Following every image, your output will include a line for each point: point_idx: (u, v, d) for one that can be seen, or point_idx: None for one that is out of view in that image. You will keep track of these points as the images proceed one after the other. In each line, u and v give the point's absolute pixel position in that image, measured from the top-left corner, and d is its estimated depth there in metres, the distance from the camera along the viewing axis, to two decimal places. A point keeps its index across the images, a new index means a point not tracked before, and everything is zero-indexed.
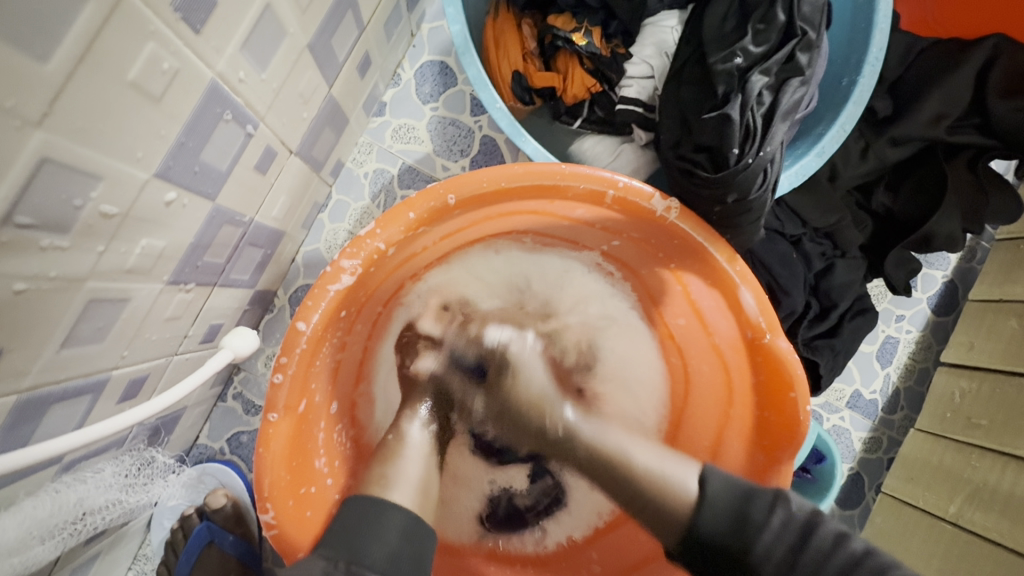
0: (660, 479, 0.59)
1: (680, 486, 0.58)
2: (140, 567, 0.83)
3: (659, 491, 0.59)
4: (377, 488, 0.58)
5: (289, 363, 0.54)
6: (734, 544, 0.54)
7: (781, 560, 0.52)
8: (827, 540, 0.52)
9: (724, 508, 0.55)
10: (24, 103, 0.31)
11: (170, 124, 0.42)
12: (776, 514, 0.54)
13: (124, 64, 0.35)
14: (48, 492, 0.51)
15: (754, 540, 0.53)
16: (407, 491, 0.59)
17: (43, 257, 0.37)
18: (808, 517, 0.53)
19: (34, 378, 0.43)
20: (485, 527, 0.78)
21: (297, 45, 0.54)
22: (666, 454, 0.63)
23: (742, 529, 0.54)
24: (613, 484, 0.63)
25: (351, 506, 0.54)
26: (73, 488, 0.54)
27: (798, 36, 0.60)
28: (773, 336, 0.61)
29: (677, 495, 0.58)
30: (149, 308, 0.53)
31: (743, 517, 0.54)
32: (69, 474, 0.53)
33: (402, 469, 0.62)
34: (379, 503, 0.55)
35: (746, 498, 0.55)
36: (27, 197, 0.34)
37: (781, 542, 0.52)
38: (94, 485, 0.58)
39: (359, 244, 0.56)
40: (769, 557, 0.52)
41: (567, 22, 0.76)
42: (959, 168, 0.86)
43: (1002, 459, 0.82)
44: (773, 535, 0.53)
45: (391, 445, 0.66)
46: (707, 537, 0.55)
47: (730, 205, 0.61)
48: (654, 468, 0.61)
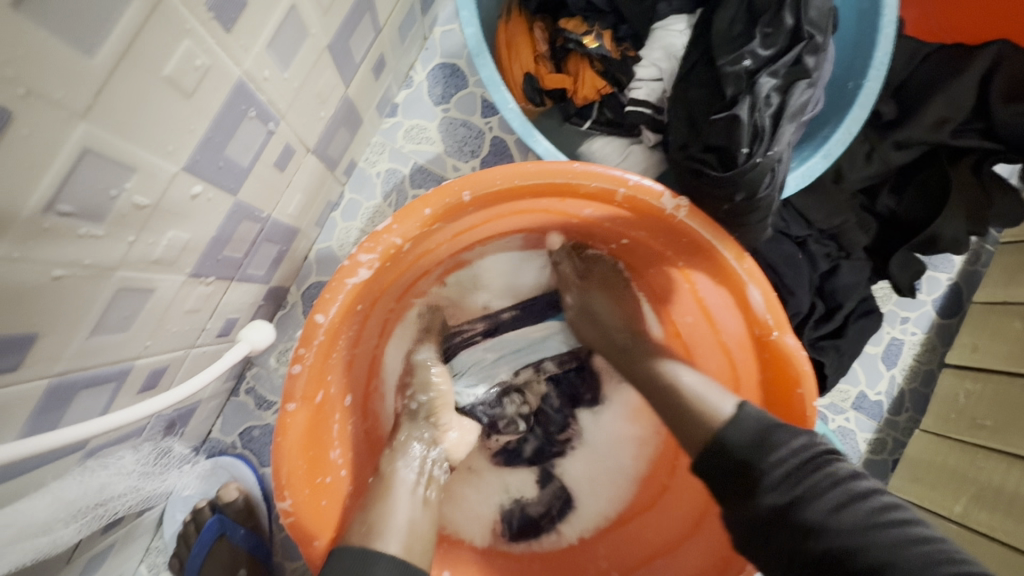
0: (698, 398, 0.61)
1: (715, 406, 0.60)
2: (152, 560, 0.84)
3: (695, 405, 0.61)
4: (361, 535, 0.54)
5: (307, 354, 0.56)
6: (750, 457, 0.54)
7: (785, 473, 0.52)
8: (836, 478, 0.50)
9: (750, 426, 0.56)
10: (71, 96, 0.32)
11: (199, 119, 0.43)
12: (798, 438, 0.54)
13: (161, 59, 0.37)
14: (73, 476, 0.52)
15: (765, 456, 0.53)
16: (397, 538, 0.55)
17: (78, 246, 0.39)
18: (826, 456, 0.52)
19: (65, 363, 0.44)
20: (501, 534, 0.77)
21: (318, 46, 0.55)
22: (710, 380, 0.63)
23: (762, 447, 0.54)
24: (660, 402, 0.66)
25: (332, 563, 0.51)
26: (96, 474, 0.55)
27: (805, 40, 0.61)
28: (781, 333, 0.61)
29: (710, 413, 0.59)
30: (172, 299, 0.54)
31: (766, 436, 0.54)
32: (92, 459, 0.54)
33: (391, 515, 0.57)
34: (369, 560, 0.51)
35: (775, 423, 0.55)
36: (67, 186, 0.35)
37: (793, 461, 0.52)
38: (115, 472, 0.59)
39: (376, 239, 0.57)
40: (777, 476, 0.52)
41: (578, 26, 0.78)
42: (963, 171, 0.87)
43: (1006, 458, 0.82)
44: (787, 455, 0.53)
45: (376, 486, 0.61)
46: (726, 448, 0.56)
47: (738, 204, 0.62)
48: (695, 388, 0.63)
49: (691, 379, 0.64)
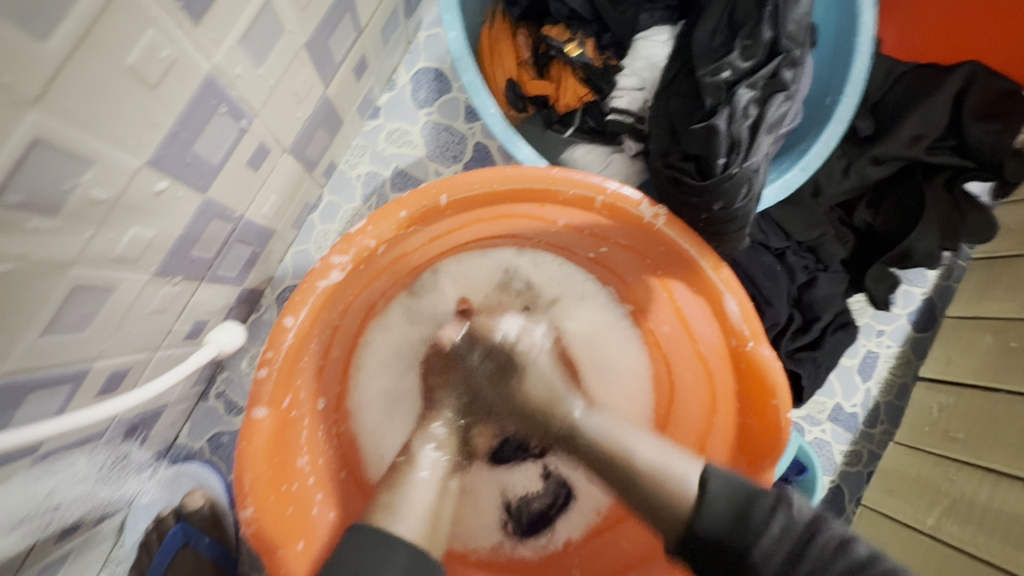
0: (660, 473, 0.57)
1: (680, 483, 0.56)
2: (111, 571, 0.80)
3: (659, 485, 0.56)
4: (383, 518, 0.53)
5: (275, 358, 0.54)
6: (735, 543, 0.50)
7: (783, 556, 0.48)
8: (827, 551, 0.47)
9: (725, 505, 0.51)
10: (19, 81, 0.30)
11: (165, 113, 0.42)
12: (778, 516, 0.50)
13: (122, 49, 0.35)
14: (20, 481, 0.49)
15: (753, 540, 0.49)
16: (413, 523, 0.54)
17: (28, 239, 0.37)
18: (815, 521, 0.49)
19: (13, 363, 0.42)
20: (512, 533, 0.77)
21: (294, 43, 0.54)
22: (667, 450, 0.61)
23: (743, 529, 0.50)
24: (612, 478, 0.61)
25: (353, 539, 0.50)
26: (45, 480, 0.52)
27: (783, 53, 0.62)
28: (756, 344, 0.62)
29: (676, 491, 0.55)
30: (134, 300, 0.52)
31: (745, 519, 0.50)
32: (41, 466, 0.51)
33: (412, 498, 0.58)
34: (387, 539, 0.50)
35: (748, 494, 0.51)
36: (16, 177, 0.33)
37: (785, 542, 0.48)
38: (67, 478, 0.56)
39: (349, 240, 0.56)
40: (768, 562, 0.48)
41: (561, 33, 0.78)
42: (936, 188, 0.88)
43: (978, 471, 0.83)
44: (771, 535, 0.49)
45: (400, 470, 0.62)
46: (706, 537, 0.51)
47: (716, 213, 0.62)
48: (655, 461, 0.59)
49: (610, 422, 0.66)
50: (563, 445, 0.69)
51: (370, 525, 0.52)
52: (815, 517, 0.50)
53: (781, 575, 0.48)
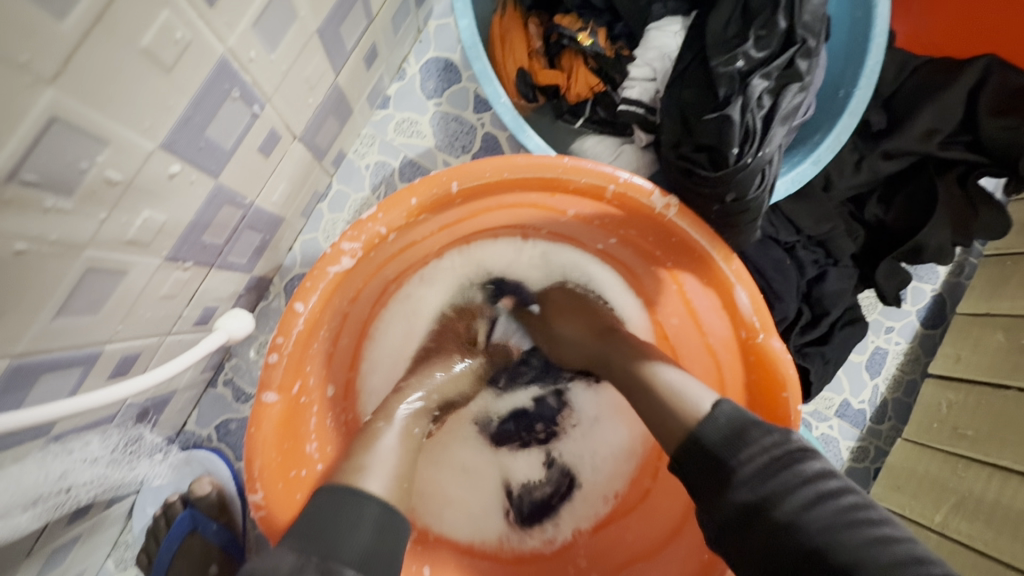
0: (677, 394, 0.58)
1: (693, 402, 0.57)
2: (120, 554, 0.81)
3: (673, 400, 0.58)
4: (351, 473, 0.53)
5: (285, 344, 0.54)
6: (724, 453, 0.52)
7: (760, 467, 0.50)
8: (804, 476, 0.48)
9: (724, 423, 0.54)
10: (37, 59, 0.30)
11: (178, 96, 0.42)
12: (771, 435, 0.52)
13: (138, 30, 0.35)
14: (34, 462, 0.50)
15: (740, 451, 0.52)
16: (384, 481, 0.54)
17: (44, 220, 0.37)
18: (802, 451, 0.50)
19: (27, 343, 0.42)
20: (513, 522, 0.76)
21: (307, 29, 0.54)
22: (688, 375, 0.61)
23: (734, 444, 0.52)
24: (637, 398, 0.62)
25: (324, 498, 0.50)
26: (59, 461, 0.53)
27: (798, 43, 0.62)
28: (766, 336, 0.61)
29: (688, 410, 0.56)
30: (145, 284, 0.52)
31: (740, 434, 0.53)
32: (55, 445, 0.52)
33: (378, 451, 0.57)
34: (354, 497, 0.50)
35: (749, 423, 0.53)
36: (32, 156, 0.33)
37: (767, 455, 0.51)
38: (80, 459, 0.56)
39: (360, 227, 0.56)
40: (748, 471, 0.50)
41: (573, 22, 0.77)
42: (949, 183, 0.87)
43: (986, 468, 0.83)
44: (758, 450, 0.51)
45: (371, 431, 0.60)
46: (701, 443, 0.54)
47: (728, 204, 0.62)
48: (677, 385, 0.59)
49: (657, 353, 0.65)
50: (620, 386, 0.65)
51: (341, 484, 0.52)
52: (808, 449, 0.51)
53: (751, 482, 0.50)
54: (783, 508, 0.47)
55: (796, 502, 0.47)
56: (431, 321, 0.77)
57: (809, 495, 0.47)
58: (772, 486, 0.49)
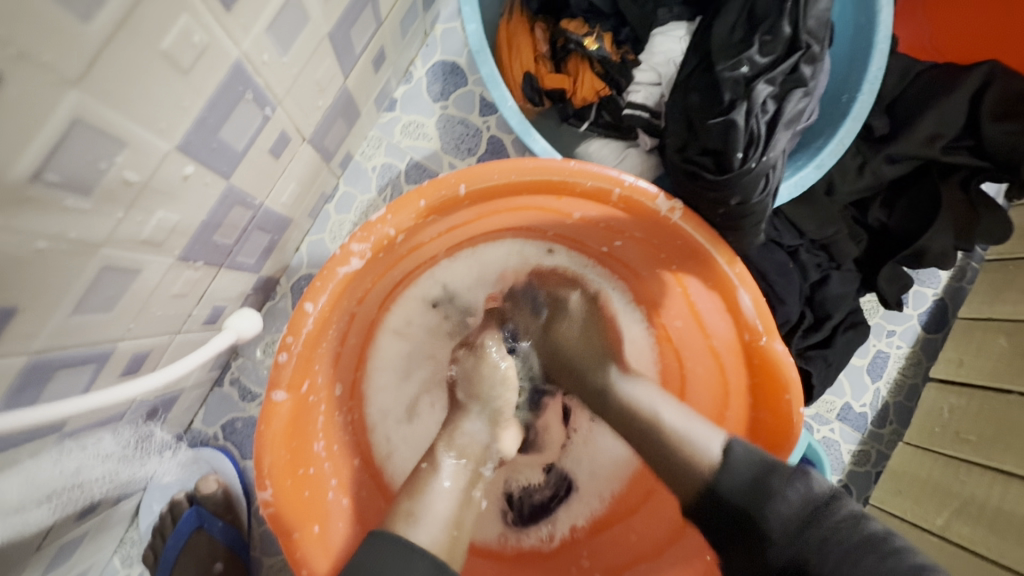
0: (684, 439, 0.60)
1: (699, 447, 0.59)
2: (126, 551, 0.82)
3: (681, 448, 0.60)
4: (401, 523, 0.53)
5: (294, 343, 0.55)
6: (750, 508, 0.54)
7: (790, 525, 0.51)
8: (831, 517, 0.50)
9: (743, 472, 0.55)
10: (63, 62, 0.31)
11: (194, 99, 0.43)
12: (795, 486, 0.53)
13: (158, 34, 0.36)
14: (47, 459, 0.50)
15: (766, 506, 0.53)
16: (434, 532, 0.54)
17: (63, 219, 0.38)
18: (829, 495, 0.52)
19: (43, 340, 0.43)
20: (512, 522, 0.78)
21: (318, 33, 0.55)
22: (691, 416, 0.63)
23: (759, 496, 0.54)
24: (642, 442, 0.64)
25: (374, 544, 0.51)
26: (73, 456, 0.53)
27: (803, 49, 0.62)
28: (770, 339, 0.62)
29: (700, 456, 0.58)
30: (157, 283, 0.53)
31: (763, 488, 0.54)
32: (71, 440, 0.52)
33: (432, 505, 0.57)
34: (411, 549, 0.50)
35: (768, 467, 0.55)
36: (55, 157, 0.34)
37: (800, 513, 0.52)
38: (93, 455, 0.57)
39: (369, 229, 0.57)
40: (780, 527, 0.52)
41: (580, 27, 0.78)
42: (952, 188, 0.88)
43: (989, 472, 0.83)
44: (786, 510, 0.52)
45: (422, 477, 0.60)
46: (723, 497, 0.56)
47: (733, 208, 0.62)
48: (679, 426, 0.61)
49: (646, 391, 0.67)
50: (593, 405, 0.71)
51: (391, 532, 0.52)
52: (834, 496, 0.52)
53: (786, 538, 0.51)
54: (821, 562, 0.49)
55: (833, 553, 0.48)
56: (442, 308, 0.79)
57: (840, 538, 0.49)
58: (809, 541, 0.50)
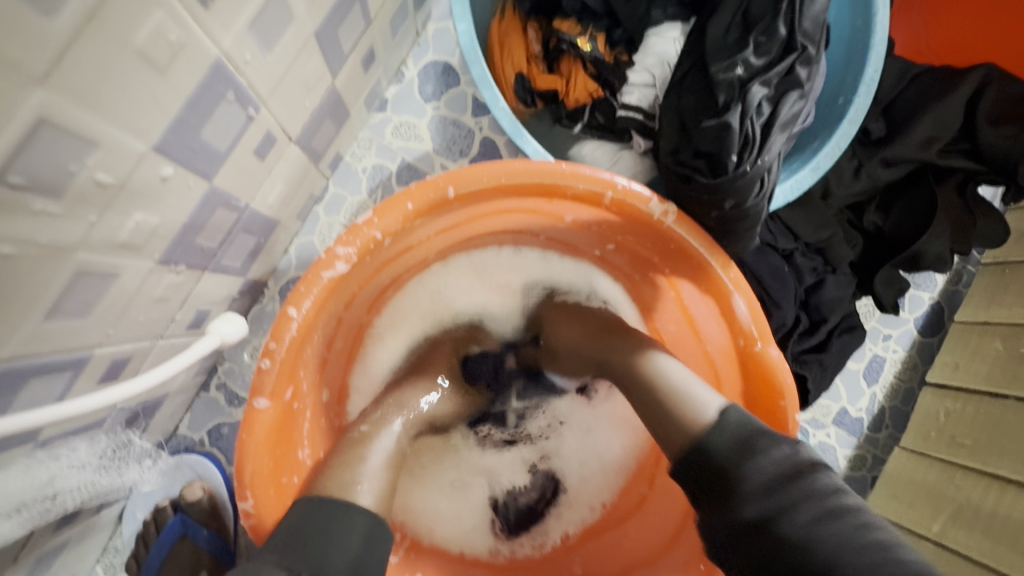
0: (681, 392, 0.58)
1: (696, 405, 0.56)
2: (109, 560, 0.80)
3: (677, 404, 0.57)
4: (335, 486, 0.52)
5: (278, 350, 0.53)
6: (729, 463, 0.52)
7: (769, 480, 0.49)
8: (810, 489, 0.48)
9: (731, 431, 0.53)
10: (26, 58, 0.30)
11: (172, 97, 0.41)
12: (781, 447, 0.52)
13: (130, 30, 0.35)
14: (19, 468, 0.48)
15: (748, 462, 0.51)
16: (373, 493, 0.54)
17: (32, 222, 0.36)
18: (813, 467, 0.50)
19: (14, 347, 0.41)
20: (500, 531, 0.76)
21: (304, 31, 0.54)
22: (690, 374, 0.60)
23: (743, 453, 0.52)
24: (640, 400, 0.61)
25: (313, 507, 0.49)
26: (45, 466, 0.52)
27: (798, 51, 0.61)
28: (764, 344, 0.61)
29: (693, 413, 0.56)
30: (136, 287, 0.52)
31: (749, 445, 0.52)
32: (40, 451, 0.51)
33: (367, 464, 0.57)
34: (346, 508, 0.50)
35: (756, 431, 0.53)
36: (20, 158, 0.33)
37: (776, 471, 0.50)
38: (67, 465, 0.55)
39: (355, 232, 0.55)
40: (757, 485, 0.50)
41: (573, 27, 0.77)
42: (947, 192, 0.87)
43: (985, 478, 0.83)
44: (769, 466, 0.50)
45: (360, 440, 0.59)
46: (708, 451, 0.53)
47: (727, 212, 0.61)
48: (677, 381, 0.59)
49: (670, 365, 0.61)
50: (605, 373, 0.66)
51: (319, 495, 0.51)
52: (820, 466, 0.50)
53: (757, 494, 0.49)
54: (793, 523, 0.47)
55: (806, 519, 0.46)
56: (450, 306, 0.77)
57: (816, 510, 0.47)
58: (784, 500, 0.48)
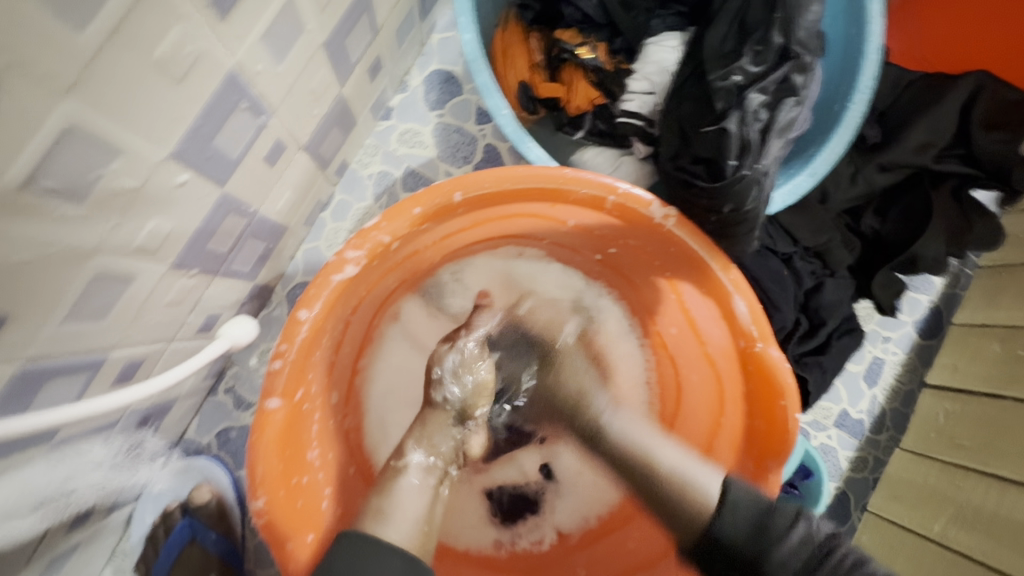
0: (684, 483, 0.59)
1: (700, 490, 0.58)
2: (118, 564, 0.79)
3: (683, 492, 0.58)
4: (370, 523, 0.54)
5: (289, 350, 0.55)
6: (756, 551, 0.53)
7: (802, 568, 0.51)
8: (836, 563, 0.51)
9: (746, 512, 0.54)
10: (57, 70, 0.31)
11: (189, 106, 0.43)
12: (798, 526, 0.53)
13: (152, 43, 0.36)
14: (40, 466, 0.50)
15: (772, 548, 0.52)
16: (403, 529, 0.55)
17: (57, 226, 0.38)
18: (829, 540, 0.53)
19: (35, 349, 0.42)
20: (494, 517, 0.77)
21: (313, 42, 0.56)
22: (689, 457, 0.62)
23: (762, 537, 0.53)
24: (634, 475, 0.64)
25: (344, 546, 0.50)
26: (63, 464, 0.53)
27: (793, 58, 0.63)
28: (765, 345, 0.62)
29: (700, 501, 0.57)
30: (151, 291, 0.53)
31: (764, 525, 0.53)
32: (63, 448, 0.52)
33: (402, 504, 0.59)
34: (377, 547, 0.51)
35: (768, 507, 0.54)
36: (47, 164, 0.34)
37: (802, 553, 0.52)
38: (83, 463, 0.56)
39: (364, 236, 0.57)
40: (786, 571, 0.51)
41: (574, 36, 0.79)
42: (944, 197, 0.88)
43: (984, 478, 0.83)
44: (790, 551, 0.52)
45: (389, 475, 0.62)
46: (725, 543, 0.54)
47: (726, 215, 0.63)
48: (676, 468, 0.61)
49: (637, 429, 0.67)
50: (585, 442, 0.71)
51: (359, 531, 0.52)
52: (831, 536, 0.53)
53: None
54: None
55: None
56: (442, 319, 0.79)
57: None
58: None
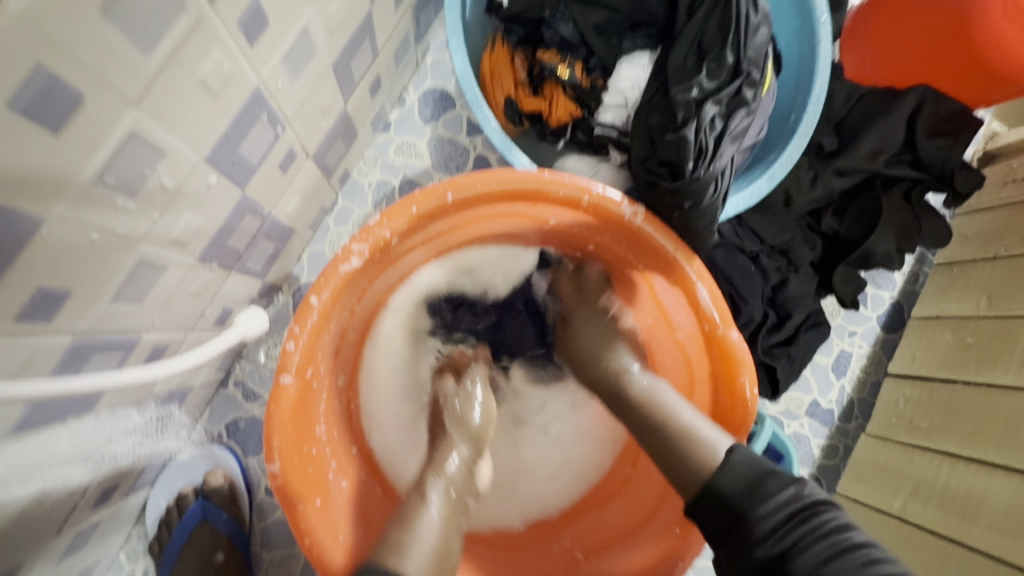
0: (693, 433, 0.65)
1: (710, 445, 0.63)
2: (132, 547, 0.87)
3: (693, 445, 0.64)
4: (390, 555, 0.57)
5: (301, 333, 0.62)
6: (743, 505, 0.58)
7: (778, 524, 0.56)
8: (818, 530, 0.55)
9: (742, 475, 0.59)
10: (127, 86, 0.39)
11: (221, 117, 0.50)
12: (787, 488, 0.58)
13: (197, 64, 0.44)
14: (89, 424, 0.57)
15: (759, 503, 0.57)
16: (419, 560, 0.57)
17: (115, 216, 0.45)
18: (818, 504, 0.56)
19: (87, 324, 0.49)
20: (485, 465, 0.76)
21: (323, 63, 0.64)
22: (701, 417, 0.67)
23: (754, 495, 0.58)
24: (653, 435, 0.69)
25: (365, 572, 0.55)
26: (107, 426, 0.60)
27: (744, 75, 0.72)
28: (727, 328, 0.69)
29: (702, 455, 0.63)
30: (180, 280, 0.60)
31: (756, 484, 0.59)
32: (106, 412, 0.59)
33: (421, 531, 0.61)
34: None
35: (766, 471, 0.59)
36: (113, 163, 0.41)
37: (783, 513, 0.56)
38: (121, 429, 0.64)
39: (367, 232, 0.64)
40: (768, 527, 0.56)
41: (553, 56, 0.87)
42: (893, 199, 0.98)
43: (937, 456, 0.91)
44: (777, 507, 0.57)
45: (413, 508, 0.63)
46: (720, 494, 0.60)
47: (687, 210, 0.71)
48: (694, 425, 0.66)
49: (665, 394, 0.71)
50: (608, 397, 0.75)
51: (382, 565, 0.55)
52: (823, 502, 0.57)
53: (770, 539, 0.56)
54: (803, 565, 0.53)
55: (813, 563, 0.53)
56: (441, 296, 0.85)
57: (820, 554, 0.53)
58: (795, 544, 0.54)
